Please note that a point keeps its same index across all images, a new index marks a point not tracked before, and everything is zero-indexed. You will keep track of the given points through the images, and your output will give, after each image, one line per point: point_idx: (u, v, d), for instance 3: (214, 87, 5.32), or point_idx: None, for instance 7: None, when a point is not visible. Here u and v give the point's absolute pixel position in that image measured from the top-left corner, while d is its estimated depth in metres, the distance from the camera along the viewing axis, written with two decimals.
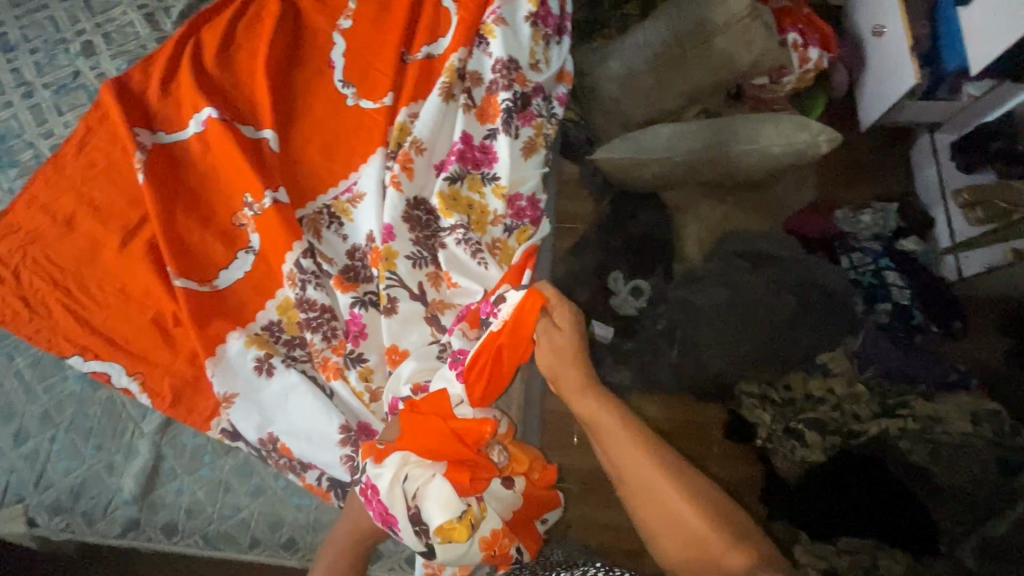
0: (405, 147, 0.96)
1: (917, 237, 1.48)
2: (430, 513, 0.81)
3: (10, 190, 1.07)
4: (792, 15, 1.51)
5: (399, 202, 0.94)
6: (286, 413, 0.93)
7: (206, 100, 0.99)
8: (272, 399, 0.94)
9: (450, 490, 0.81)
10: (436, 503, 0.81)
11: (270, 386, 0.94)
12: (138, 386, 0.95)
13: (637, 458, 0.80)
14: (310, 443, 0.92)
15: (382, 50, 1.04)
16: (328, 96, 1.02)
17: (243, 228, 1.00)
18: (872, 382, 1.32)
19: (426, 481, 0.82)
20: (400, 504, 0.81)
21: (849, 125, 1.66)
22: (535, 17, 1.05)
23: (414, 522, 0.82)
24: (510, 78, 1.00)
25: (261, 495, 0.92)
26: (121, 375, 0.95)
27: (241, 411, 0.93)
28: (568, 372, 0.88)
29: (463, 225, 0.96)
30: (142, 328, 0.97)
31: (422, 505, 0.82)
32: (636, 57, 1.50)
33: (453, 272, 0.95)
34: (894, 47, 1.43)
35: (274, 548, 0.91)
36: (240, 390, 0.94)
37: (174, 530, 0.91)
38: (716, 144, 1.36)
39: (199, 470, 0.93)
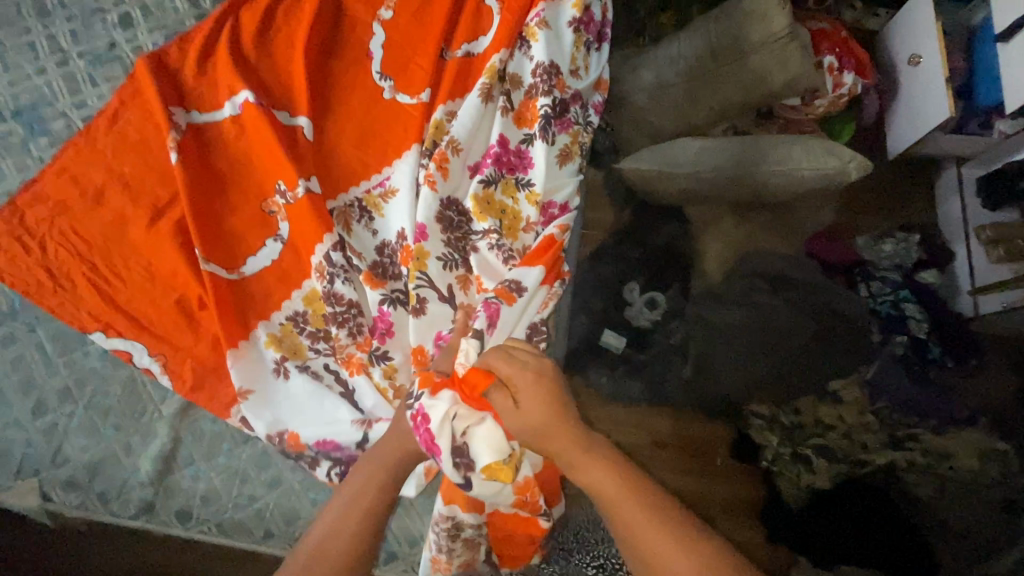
0: (442, 146, 0.95)
1: (938, 271, 1.47)
2: (477, 452, 0.82)
3: (39, 159, 1.06)
4: (830, 37, 1.50)
5: (433, 201, 0.93)
6: (301, 409, 0.94)
7: (244, 83, 0.98)
8: (288, 398, 0.95)
9: (501, 435, 0.81)
10: (485, 444, 0.82)
11: (287, 386, 0.95)
12: (160, 368, 0.95)
13: (653, 537, 0.69)
14: (328, 429, 0.92)
15: (422, 44, 1.03)
16: (365, 87, 1.01)
17: (273, 215, 0.99)
18: (882, 412, 1.32)
19: (477, 422, 0.82)
20: (448, 439, 0.80)
21: (876, 153, 1.66)
22: (578, 22, 1.04)
23: (458, 457, 0.81)
24: (551, 83, 0.99)
25: (278, 488, 0.91)
26: (143, 355, 0.95)
27: (256, 407, 0.93)
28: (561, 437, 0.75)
29: (496, 230, 0.95)
30: (166, 310, 0.97)
31: (471, 443, 0.82)
32: (670, 69, 1.50)
33: (484, 276, 0.94)
34: (930, 78, 1.42)
35: (287, 543, 0.89)
36: (256, 387, 0.94)
37: (188, 516, 0.89)
38: (746, 165, 1.34)
39: (217, 457, 0.93)
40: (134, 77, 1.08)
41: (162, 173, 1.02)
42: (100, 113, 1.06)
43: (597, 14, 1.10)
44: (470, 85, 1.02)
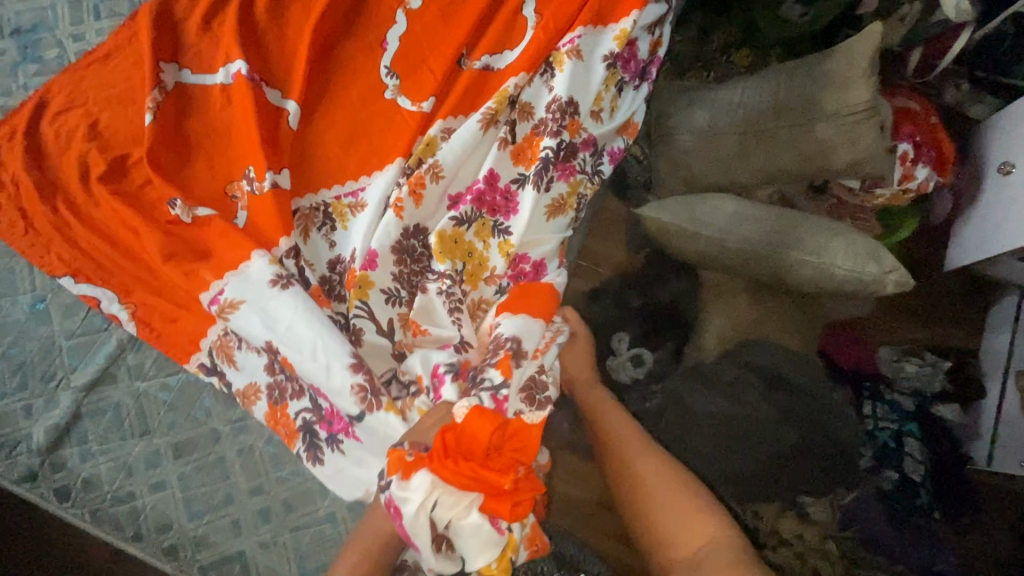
0: (422, 169, 0.88)
1: (960, 407, 1.31)
2: (465, 547, 0.75)
3: (24, 85, 1.05)
4: (913, 120, 1.32)
5: (394, 229, 0.87)
6: (291, 329, 0.85)
7: (240, 52, 0.91)
8: (278, 315, 0.85)
9: (489, 529, 0.74)
10: (471, 539, 0.74)
11: (280, 301, 0.85)
12: (127, 315, 0.94)
13: (632, 440, 1.00)
14: (315, 363, 0.84)
15: (440, 46, 0.94)
16: (368, 80, 0.93)
17: (233, 200, 0.95)
18: (847, 542, 1.19)
19: (460, 514, 0.74)
20: (426, 535, 0.73)
21: (932, 258, 1.48)
22: (615, 58, 0.93)
23: (439, 548, 0.75)
24: (561, 124, 0.89)
25: (160, 491, 0.87)
26: (112, 302, 0.94)
27: (242, 318, 0.86)
28: (594, 397, 1.07)
29: (451, 275, 0.88)
30: (141, 268, 0.97)
31: (455, 533, 0.74)
32: (724, 116, 1.36)
33: (424, 322, 0.88)
34: (1017, 193, 1.24)
35: (154, 551, 0.85)
36: (247, 298, 0.87)
37: (67, 495, 0.86)
38: (776, 244, 1.21)
39: (112, 443, 0.89)
40: (133, 22, 1.05)
41: (133, 128, 0.98)
42: (91, 53, 1.04)
43: (643, 50, 0.98)
44: (478, 103, 0.93)
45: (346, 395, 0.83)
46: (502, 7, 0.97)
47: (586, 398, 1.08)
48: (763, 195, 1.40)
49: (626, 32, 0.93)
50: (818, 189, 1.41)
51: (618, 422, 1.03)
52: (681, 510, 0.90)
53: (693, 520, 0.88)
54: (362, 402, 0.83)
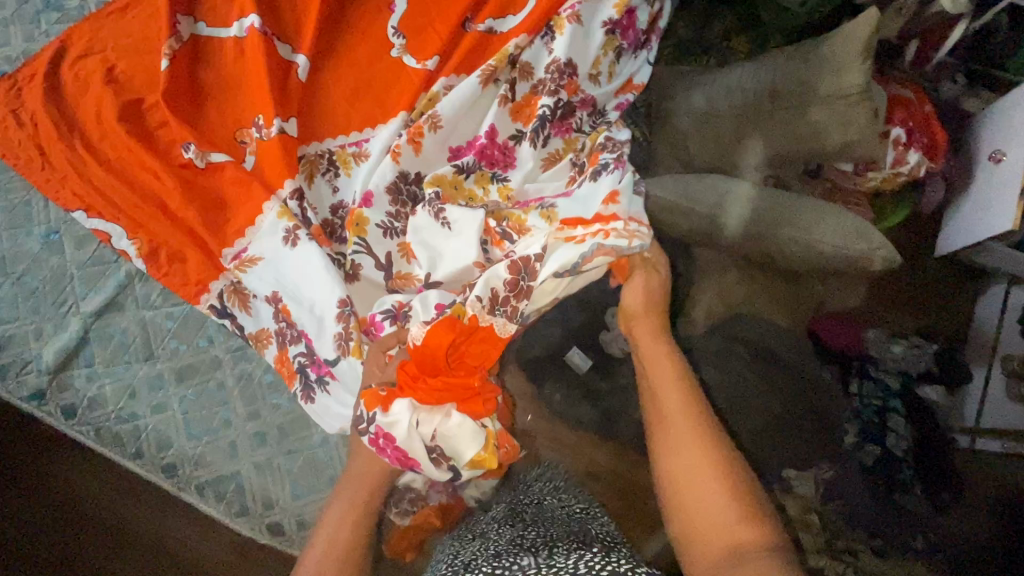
0: (421, 119, 0.91)
1: (945, 389, 1.33)
2: (456, 447, 0.82)
3: (45, 32, 1.09)
4: (906, 107, 1.35)
5: (390, 172, 0.91)
6: (297, 282, 0.93)
7: (254, 7, 0.95)
8: (287, 269, 0.93)
9: (470, 424, 0.82)
10: (459, 437, 0.82)
11: (291, 257, 0.92)
12: (135, 251, 0.98)
13: (675, 397, 0.83)
14: (310, 313, 0.92)
15: (446, 8, 0.97)
16: (375, 40, 0.97)
17: (243, 146, 0.99)
18: (827, 514, 1.26)
19: (442, 420, 0.81)
20: (420, 450, 0.80)
21: (922, 247, 1.51)
22: (614, 24, 0.96)
23: (437, 459, 0.82)
24: (559, 85, 0.93)
25: (161, 413, 0.93)
26: (122, 237, 0.98)
27: (258, 273, 0.95)
28: (650, 345, 0.91)
29: (435, 198, 0.90)
30: (146, 207, 0.98)
31: (443, 440, 0.82)
32: (722, 98, 1.40)
33: (413, 241, 0.90)
34: (1008, 178, 1.26)
35: (152, 468, 0.92)
36: (263, 255, 0.95)
37: (72, 413, 0.92)
38: (768, 222, 1.23)
39: (116, 367, 0.95)
40: None
41: (150, 74, 1.02)
42: (113, 2, 1.07)
43: (644, 19, 1.01)
44: (481, 63, 0.97)
45: (330, 341, 0.91)
46: None
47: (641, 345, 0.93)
48: (758, 177, 1.44)
49: (626, 1, 0.96)
50: (813, 172, 1.44)
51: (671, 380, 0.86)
52: (711, 499, 0.73)
53: (727, 522, 0.70)
54: (338, 347, 0.89)
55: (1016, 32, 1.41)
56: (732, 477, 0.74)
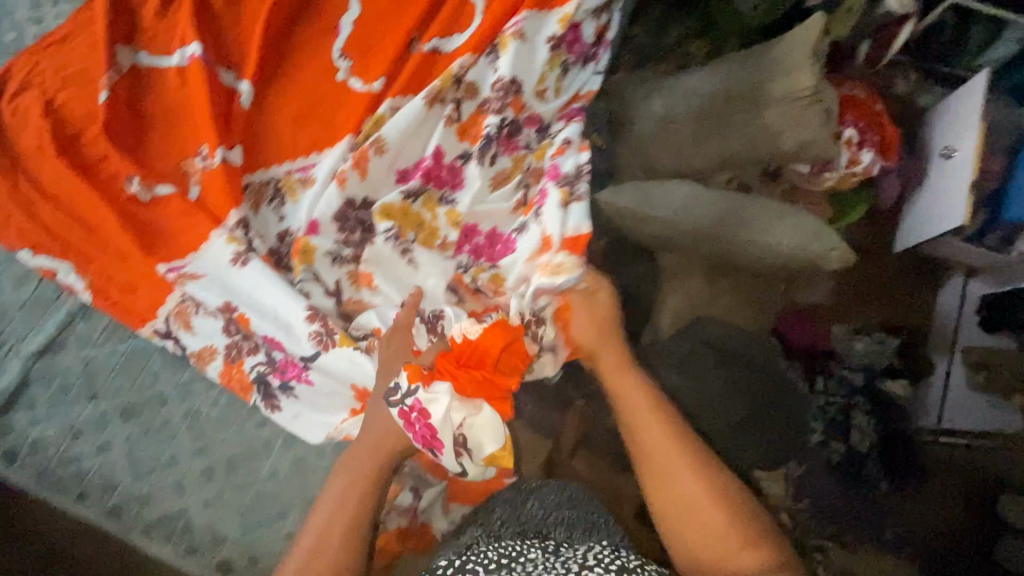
0: (365, 144, 0.90)
1: (909, 382, 1.35)
2: (479, 442, 0.79)
3: None
4: (859, 108, 1.38)
5: (336, 200, 0.91)
6: (250, 295, 0.93)
7: (195, 35, 0.93)
8: (238, 284, 0.93)
9: (498, 423, 0.79)
10: (484, 433, 0.80)
11: (240, 275, 0.92)
12: (83, 284, 0.97)
13: (655, 433, 0.82)
14: (271, 322, 0.93)
15: (392, 29, 0.97)
16: (321, 63, 0.96)
17: (188, 175, 1.00)
18: (799, 513, 1.24)
19: (473, 412, 0.79)
20: (448, 432, 0.79)
21: (883, 243, 1.53)
22: (559, 41, 0.96)
23: (455, 451, 0.79)
24: (505, 103, 0.94)
25: (105, 454, 0.92)
26: (67, 273, 0.97)
27: (204, 287, 0.95)
28: (617, 377, 0.87)
29: (395, 233, 0.93)
30: (94, 240, 0.98)
31: (468, 434, 0.79)
32: (681, 103, 1.40)
33: (375, 272, 0.93)
34: (956, 174, 1.30)
35: (97, 511, 0.90)
36: (207, 271, 0.95)
37: (13, 458, 0.91)
38: (726, 224, 1.25)
39: (58, 407, 0.93)
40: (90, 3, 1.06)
41: (88, 106, 1.00)
42: (50, 34, 1.05)
43: (587, 32, 1.01)
44: (428, 82, 0.96)
45: (303, 339, 0.91)
46: None
47: (608, 376, 0.88)
48: (721, 179, 1.42)
49: (570, 16, 0.96)
50: (772, 173, 1.43)
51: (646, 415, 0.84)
52: (714, 531, 0.76)
53: (732, 546, 0.75)
54: (317, 343, 0.91)
55: (963, 29, 1.44)
56: (724, 500, 0.78)
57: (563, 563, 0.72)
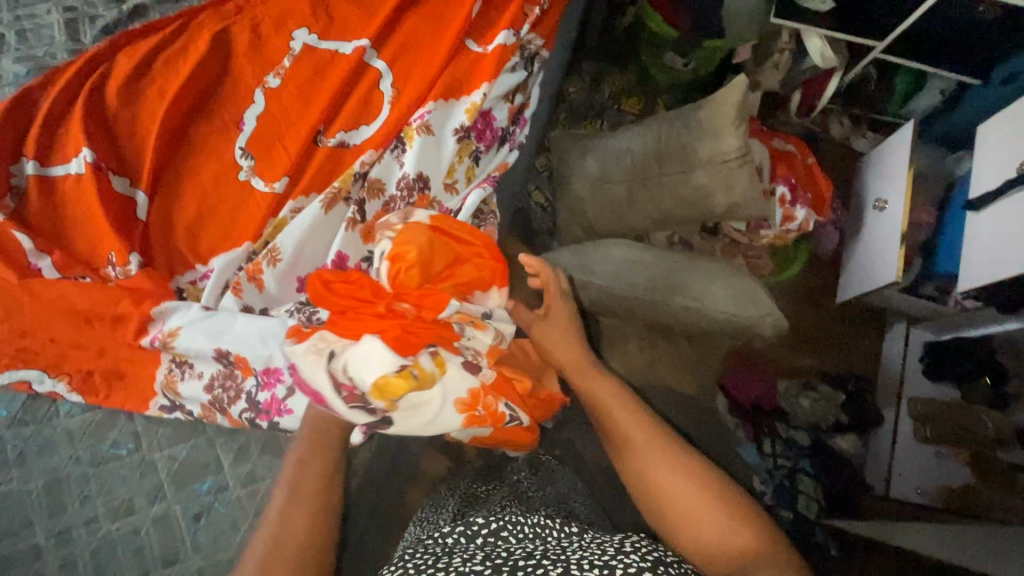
0: (259, 254, 0.87)
1: (856, 437, 1.36)
2: (362, 378, 0.71)
3: None
4: (791, 164, 1.38)
5: (232, 309, 0.86)
6: (234, 330, 0.84)
7: (87, 140, 0.88)
8: (219, 326, 0.84)
9: (381, 348, 0.71)
10: (366, 365, 0.70)
11: (219, 316, 0.85)
12: (65, 388, 0.81)
13: (619, 411, 0.77)
14: (263, 349, 0.83)
15: (297, 125, 0.95)
16: (221, 162, 0.93)
17: (111, 271, 0.86)
18: None
19: (347, 347, 0.73)
20: (323, 380, 0.69)
21: (826, 293, 1.53)
22: (466, 130, 0.95)
23: (346, 397, 0.69)
24: (410, 200, 0.92)
25: None
26: (44, 379, 0.80)
27: (188, 341, 0.84)
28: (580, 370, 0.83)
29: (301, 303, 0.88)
30: (63, 339, 0.83)
31: (351, 371, 0.71)
32: (614, 162, 1.40)
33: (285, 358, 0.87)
34: (888, 227, 1.31)
35: None
36: (184, 323, 0.85)
37: None
38: (662, 288, 1.22)
39: None
40: None
41: None
42: None
43: (501, 119, 1.00)
44: (333, 180, 0.94)
45: None
46: (359, 82, 0.99)
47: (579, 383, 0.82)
48: (661, 238, 1.44)
49: (477, 104, 0.96)
50: (711, 230, 1.44)
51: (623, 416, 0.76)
52: (694, 513, 0.66)
53: (719, 528, 0.65)
54: None
55: (886, 82, 1.46)
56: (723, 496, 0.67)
57: (600, 547, 0.63)
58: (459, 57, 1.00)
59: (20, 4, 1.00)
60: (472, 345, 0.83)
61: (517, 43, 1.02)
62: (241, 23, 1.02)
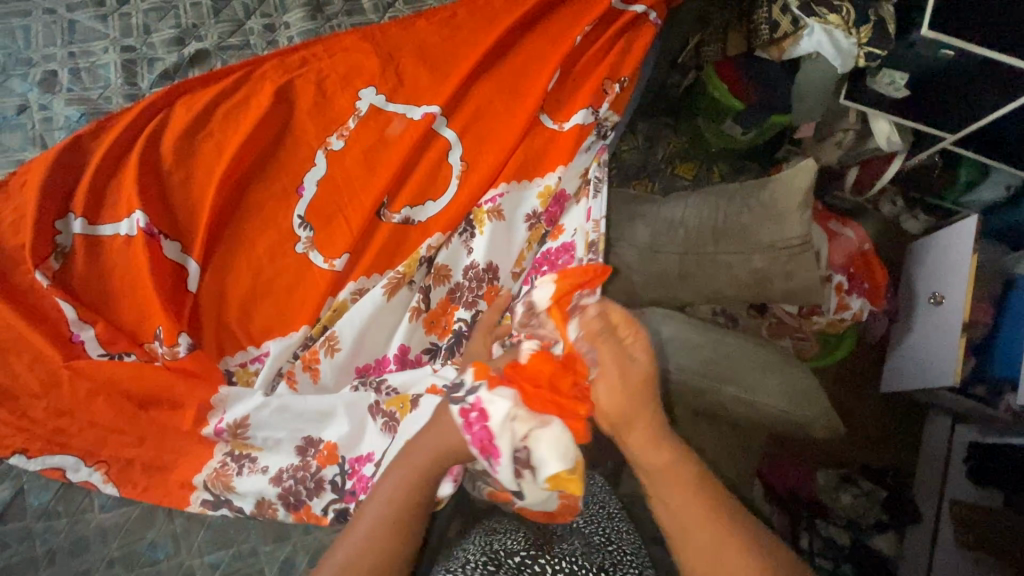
0: (316, 343, 0.84)
1: (895, 537, 1.31)
2: (543, 458, 0.66)
3: None
4: (848, 250, 1.34)
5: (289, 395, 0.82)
6: (306, 412, 0.81)
7: (141, 202, 0.83)
8: (288, 412, 0.81)
9: (572, 442, 0.66)
10: (553, 452, 0.65)
11: (285, 400, 0.81)
12: (101, 477, 0.78)
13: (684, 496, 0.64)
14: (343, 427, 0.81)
15: (360, 195, 0.91)
16: (280, 232, 0.89)
17: (157, 346, 0.83)
18: None
19: (541, 427, 0.66)
20: (509, 442, 0.65)
21: (867, 379, 1.51)
22: (537, 216, 0.94)
23: (517, 465, 0.65)
24: (478, 292, 0.91)
25: None
26: (79, 467, 0.78)
27: (261, 430, 0.81)
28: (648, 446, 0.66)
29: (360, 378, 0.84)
30: (100, 423, 0.80)
31: (533, 450, 0.66)
32: (666, 233, 1.33)
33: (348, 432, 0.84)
34: (948, 326, 1.26)
35: None
36: (250, 412, 0.81)
37: None
38: (713, 377, 1.12)
39: None
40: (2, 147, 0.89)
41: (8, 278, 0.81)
42: None
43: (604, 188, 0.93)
44: (394, 260, 0.90)
45: (376, 435, 0.81)
46: (427, 152, 0.95)
47: (635, 447, 0.67)
48: (706, 310, 1.37)
49: (550, 188, 0.95)
50: (758, 308, 1.37)
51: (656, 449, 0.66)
52: None
53: None
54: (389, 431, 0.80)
55: (949, 170, 1.41)
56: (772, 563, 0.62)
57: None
58: (532, 134, 0.96)
59: (76, 40, 0.96)
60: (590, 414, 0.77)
61: (594, 122, 0.98)
62: (306, 76, 0.97)
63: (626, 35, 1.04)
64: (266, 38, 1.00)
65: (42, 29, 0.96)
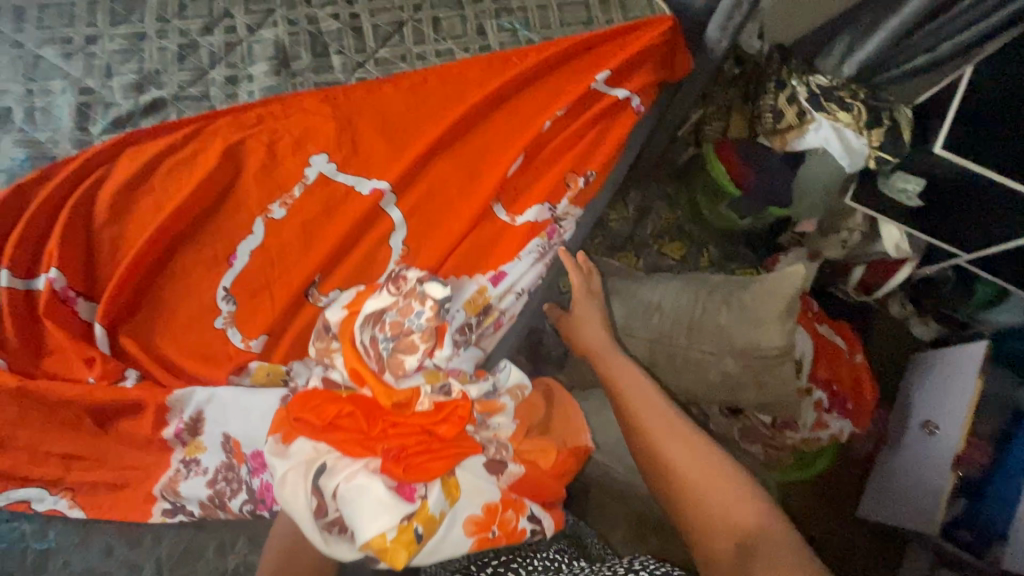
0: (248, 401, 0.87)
1: None
2: (356, 517, 0.66)
3: None
4: (834, 364, 1.23)
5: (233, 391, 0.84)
6: (241, 411, 0.83)
7: (59, 262, 0.83)
8: (231, 408, 0.83)
9: (382, 490, 0.67)
10: (361, 505, 0.67)
11: (229, 397, 0.83)
12: (66, 504, 0.79)
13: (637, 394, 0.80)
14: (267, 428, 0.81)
15: (290, 272, 0.88)
16: (203, 302, 0.87)
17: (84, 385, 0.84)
18: None
19: (347, 476, 0.69)
20: (309, 510, 0.67)
21: (845, 496, 1.39)
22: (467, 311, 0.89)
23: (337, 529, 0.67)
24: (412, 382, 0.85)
25: None
26: (44, 497, 0.79)
27: (212, 428, 0.84)
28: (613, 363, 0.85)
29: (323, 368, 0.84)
30: (54, 450, 0.81)
31: (344, 508, 0.67)
32: (640, 318, 1.15)
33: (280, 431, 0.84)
34: (938, 463, 1.13)
35: None
36: (200, 407, 0.83)
37: None
38: None
39: None
40: None
41: None
42: None
43: (507, 319, 0.94)
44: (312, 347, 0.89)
45: None
46: (368, 232, 0.91)
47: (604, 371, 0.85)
48: None
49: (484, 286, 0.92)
50: (731, 410, 1.19)
51: (708, 473, 0.69)
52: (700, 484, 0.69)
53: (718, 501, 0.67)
54: None
55: (964, 286, 1.28)
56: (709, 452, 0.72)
57: None
58: (481, 224, 0.93)
59: (37, 77, 0.95)
60: (495, 436, 0.79)
61: (548, 220, 0.96)
62: (259, 135, 0.93)
63: (603, 122, 0.99)
64: (227, 90, 0.97)
65: (7, 64, 0.96)
